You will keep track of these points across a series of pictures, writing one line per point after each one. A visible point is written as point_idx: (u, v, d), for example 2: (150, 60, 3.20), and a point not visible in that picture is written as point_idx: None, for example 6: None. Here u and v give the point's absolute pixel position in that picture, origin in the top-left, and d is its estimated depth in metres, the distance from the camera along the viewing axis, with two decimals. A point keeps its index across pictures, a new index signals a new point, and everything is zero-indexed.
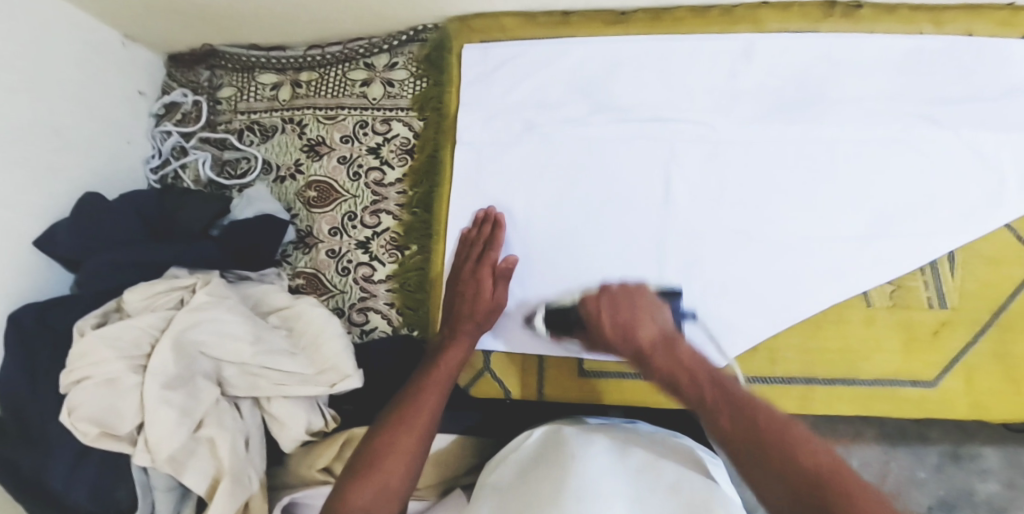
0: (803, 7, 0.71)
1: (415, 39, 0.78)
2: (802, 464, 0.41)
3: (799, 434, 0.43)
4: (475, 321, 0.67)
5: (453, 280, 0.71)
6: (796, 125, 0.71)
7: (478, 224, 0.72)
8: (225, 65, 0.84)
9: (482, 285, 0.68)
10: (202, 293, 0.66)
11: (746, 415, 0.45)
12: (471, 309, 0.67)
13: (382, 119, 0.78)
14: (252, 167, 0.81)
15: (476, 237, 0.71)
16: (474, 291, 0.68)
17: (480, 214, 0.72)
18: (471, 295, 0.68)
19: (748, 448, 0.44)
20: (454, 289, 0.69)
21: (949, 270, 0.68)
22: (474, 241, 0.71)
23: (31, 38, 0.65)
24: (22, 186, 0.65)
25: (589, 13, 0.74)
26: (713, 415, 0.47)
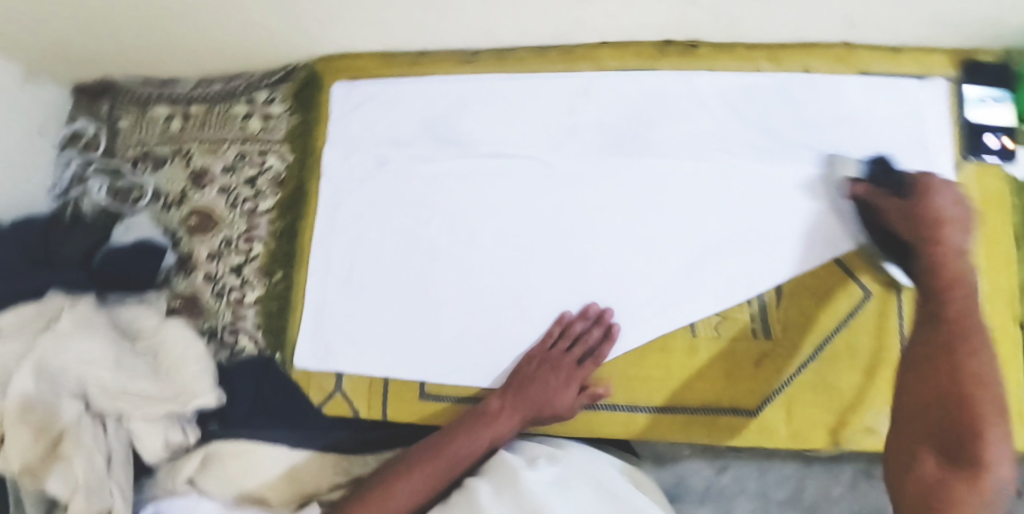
0: (638, 47, 0.73)
1: (289, 76, 0.83)
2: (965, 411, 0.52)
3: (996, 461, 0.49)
4: (535, 416, 0.69)
5: (535, 365, 0.70)
6: (632, 156, 0.73)
7: (585, 320, 0.71)
8: (123, 97, 0.90)
9: (562, 385, 0.69)
10: (68, 319, 0.71)
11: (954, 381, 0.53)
12: (540, 402, 0.69)
13: (258, 151, 0.83)
14: (143, 195, 0.86)
15: (581, 330, 0.71)
16: (556, 390, 0.69)
17: (589, 309, 0.71)
18: (536, 388, 0.69)
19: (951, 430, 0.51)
20: (535, 376, 0.69)
21: (774, 299, 0.70)
22: (573, 337, 0.71)
23: None
24: None
25: (440, 53, 0.77)
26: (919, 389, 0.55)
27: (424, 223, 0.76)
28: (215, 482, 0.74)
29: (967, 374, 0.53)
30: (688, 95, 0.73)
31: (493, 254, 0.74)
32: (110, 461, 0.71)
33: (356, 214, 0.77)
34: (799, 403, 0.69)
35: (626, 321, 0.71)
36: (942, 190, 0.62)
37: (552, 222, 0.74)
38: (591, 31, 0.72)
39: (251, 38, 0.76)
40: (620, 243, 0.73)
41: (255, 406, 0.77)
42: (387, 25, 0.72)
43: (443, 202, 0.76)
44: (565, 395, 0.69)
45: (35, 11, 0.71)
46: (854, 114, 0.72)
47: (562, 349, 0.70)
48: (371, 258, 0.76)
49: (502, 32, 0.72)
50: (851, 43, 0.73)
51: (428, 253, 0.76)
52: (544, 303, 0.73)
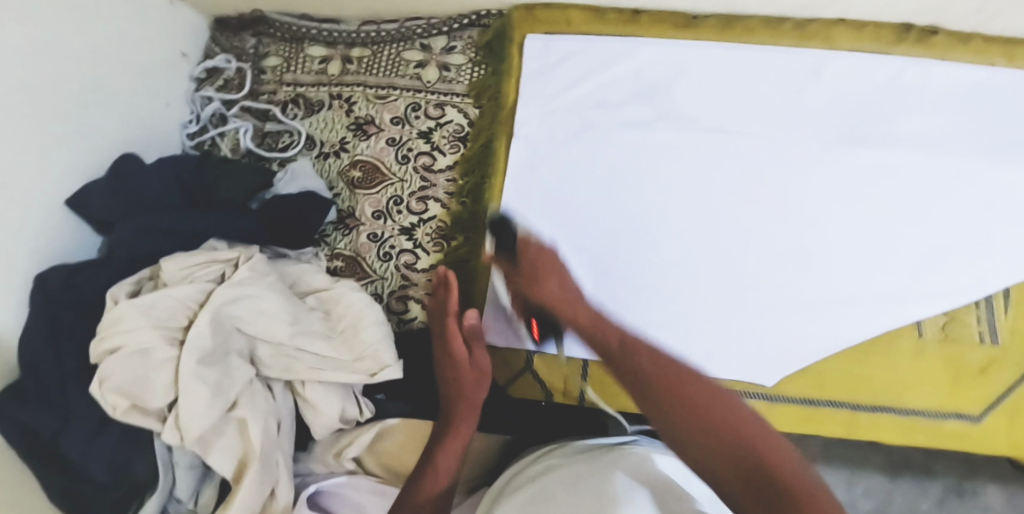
0: (878, 28, 0.70)
1: (476, 24, 0.75)
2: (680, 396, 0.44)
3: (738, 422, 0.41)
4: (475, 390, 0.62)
5: (441, 346, 0.65)
6: (865, 149, 0.70)
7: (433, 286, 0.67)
8: (273, 32, 0.81)
9: (460, 345, 0.64)
10: (245, 268, 0.63)
11: (638, 374, 0.48)
12: (456, 377, 0.63)
13: (435, 103, 0.75)
14: (296, 141, 0.78)
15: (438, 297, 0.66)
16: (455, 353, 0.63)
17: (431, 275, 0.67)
18: (455, 356, 0.63)
19: (686, 423, 0.42)
20: (442, 353, 0.65)
21: (1004, 304, 0.67)
22: (440, 307, 0.67)
23: None
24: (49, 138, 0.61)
25: (660, 13, 0.72)
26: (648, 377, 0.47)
27: (632, 197, 0.71)
28: (380, 461, 0.68)
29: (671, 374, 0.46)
30: (919, 85, 0.70)
31: (705, 234, 0.70)
32: (280, 427, 0.64)
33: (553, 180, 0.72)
34: (1022, 414, 0.66)
35: (845, 316, 0.67)
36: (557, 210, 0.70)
37: (765, 206, 0.70)
38: (836, 4, 0.68)
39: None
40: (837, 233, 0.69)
41: (431, 381, 0.71)
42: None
43: (650, 178, 0.71)
44: (477, 355, 0.64)
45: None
46: None
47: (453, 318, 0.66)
48: (567, 231, 0.71)
49: None
50: None
51: (633, 231, 0.71)
52: (761, 290, 0.69)
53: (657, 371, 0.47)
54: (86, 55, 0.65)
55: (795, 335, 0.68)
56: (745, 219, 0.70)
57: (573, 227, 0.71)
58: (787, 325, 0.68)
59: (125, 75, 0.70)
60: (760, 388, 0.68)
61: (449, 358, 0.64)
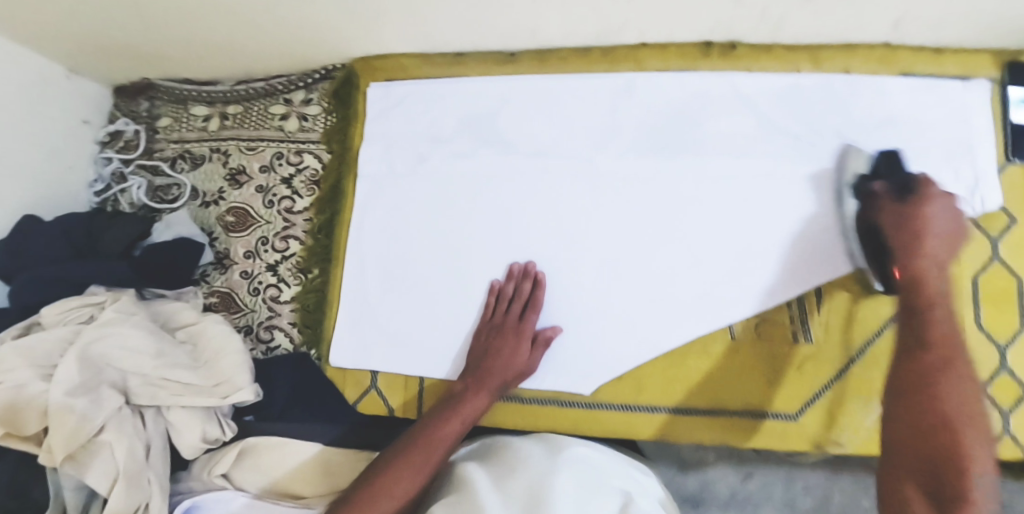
0: (681, 47, 0.74)
1: (327, 77, 0.84)
2: (951, 426, 0.55)
3: (948, 451, 0.54)
4: (504, 381, 0.70)
5: (493, 332, 0.72)
6: (682, 159, 0.74)
7: (518, 278, 0.74)
8: (162, 96, 0.91)
9: (520, 345, 0.71)
10: (109, 311, 0.71)
11: (943, 352, 0.58)
12: (504, 370, 0.70)
13: (295, 151, 0.84)
14: (182, 193, 0.88)
15: (512, 293, 0.73)
16: (512, 350, 0.70)
17: (521, 268, 0.74)
18: (501, 352, 0.70)
19: (932, 462, 0.54)
20: (493, 342, 0.71)
21: (817, 301, 0.69)
22: (513, 297, 0.73)
23: None
24: None
25: (482, 54, 0.78)
26: (950, 439, 0.55)
27: (466, 220, 0.77)
28: (252, 475, 0.74)
29: (941, 419, 0.56)
30: (727, 96, 0.74)
31: (535, 252, 0.75)
32: (149, 450, 0.71)
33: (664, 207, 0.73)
34: (843, 405, 0.68)
35: (664, 322, 0.71)
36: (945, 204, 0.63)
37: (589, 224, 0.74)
38: (632, 31, 0.72)
39: (291, 38, 0.77)
40: (660, 246, 0.73)
41: (292, 401, 0.77)
42: (425, 24, 0.73)
43: (480, 204, 0.77)
44: (515, 354, 0.70)
45: (84, 10, 0.73)
46: (896, 118, 0.71)
47: (504, 311, 0.73)
48: (413, 255, 0.78)
49: (551, 29, 0.72)
50: (894, 44, 0.71)
51: (466, 255, 0.77)
52: (589, 305, 0.73)
53: (938, 319, 0.60)
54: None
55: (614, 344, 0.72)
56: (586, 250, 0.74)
57: (411, 252, 0.78)
58: (614, 334, 0.72)
59: (28, 150, 0.81)
60: (583, 397, 0.73)
61: (500, 356, 0.70)
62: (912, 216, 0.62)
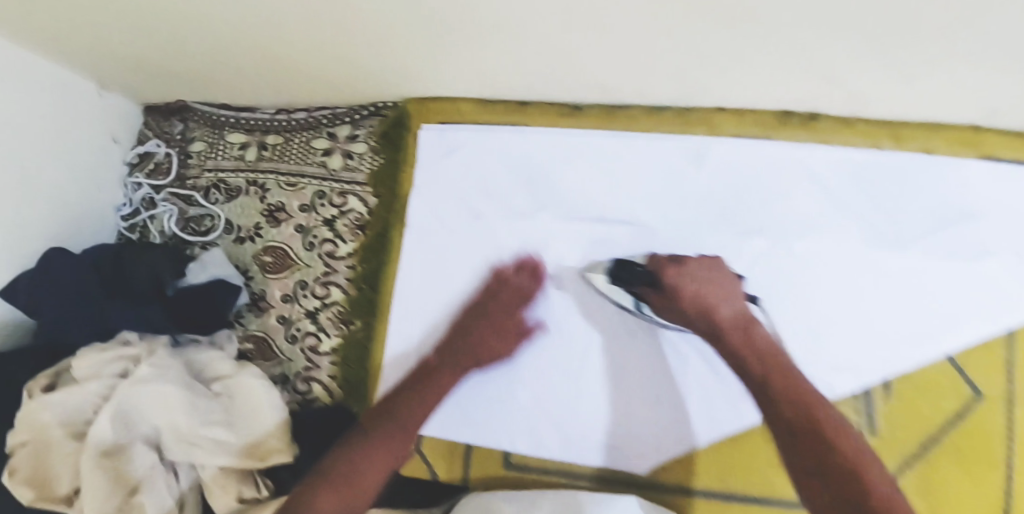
0: (758, 114, 0.70)
1: (376, 114, 0.79)
2: (870, 465, 0.58)
3: (847, 474, 0.57)
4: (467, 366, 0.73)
5: (478, 314, 0.74)
6: (745, 236, 0.71)
7: (519, 268, 0.74)
8: (196, 119, 0.86)
9: (502, 344, 0.73)
10: (144, 367, 0.67)
11: (807, 405, 0.61)
12: (482, 355, 0.73)
13: (339, 191, 0.80)
14: (216, 225, 0.83)
15: (514, 280, 0.74)
16: (488, 352, 0.73)
17: (525, 259, 0.74)
18: (480, 345, 0.73)
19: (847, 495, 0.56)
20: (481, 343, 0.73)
21: (881, 390, 0.68)
22: (509, 279, 0.74)
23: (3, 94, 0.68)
24: None
25: (544, 104, 0.74)
26: (809, 455, 0.59)
27: (519, 283, 0.74)
28: None
29: (834, 441, 0.59)
30: (802, 171, 0.71)
31: (590, 322, 0.72)
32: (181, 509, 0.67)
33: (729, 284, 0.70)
34: None
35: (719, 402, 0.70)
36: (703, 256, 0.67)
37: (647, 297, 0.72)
38: (710, 94, 0.68)
39: (337, 72, 0.73)
40: (682, 315, 0.71)
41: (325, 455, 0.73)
42: (487, 69, 0.69)
43: (536, 269, 0.74)
44: (502, 344, 0.73)
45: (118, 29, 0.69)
46: (978, 204, 0.67)
47: (506, 310, 0.73)
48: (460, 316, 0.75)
49: (624, 86, 0.69)
50: (981, 126, 0.65)
51: (515, 323, 0.73)
52: (643, 381, 0.71)
53: (750, 358, 0.63)
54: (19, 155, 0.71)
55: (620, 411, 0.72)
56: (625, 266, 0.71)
57: (456, 314, 0.75)
58: (670, 411, 0.70)
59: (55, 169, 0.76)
60: (639, 476, 0.71)
61: (487, 353, 0.73)
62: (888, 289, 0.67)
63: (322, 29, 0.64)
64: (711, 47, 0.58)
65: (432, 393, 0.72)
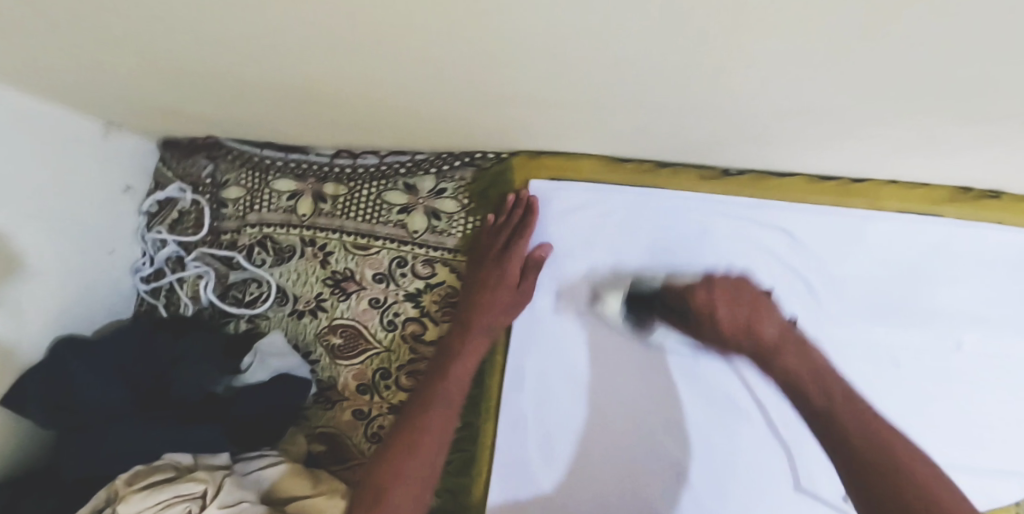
0: (930, 189, 0.61)
1: (470, 165, 0.65)
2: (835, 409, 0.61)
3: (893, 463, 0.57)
4: (495, 317, 0.63)
5: (472, 264, 0.64)
6: (907, 328, 0.63)
7: (508, 210, 0.64)
8: (230, 158, 0.70)
9: (506, 270, 0.62)
10: (215, 510, 0.52)
11: (805, 353, 0.63)
12: (490, 297, 0.62)
13: (424, 259, 0.66)
14: (265, 294, 0.68)
15: (505, 220, 0.64)
16: (496, 278, 0.62)
17: (511, 197, 0.64)
18: (484, 281, 0.62)
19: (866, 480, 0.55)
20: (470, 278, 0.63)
21: None
22: (501, 227, 0.64)
23: None
24: None
25: (688, 166, 0.62)
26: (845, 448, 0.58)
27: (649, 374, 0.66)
28: None
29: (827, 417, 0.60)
30: (971, 254, 0.62)
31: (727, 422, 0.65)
32: None
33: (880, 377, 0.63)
34: None
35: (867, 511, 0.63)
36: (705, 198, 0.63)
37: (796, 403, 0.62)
38: (886, 168, 0.59)
39: (430, 121, 0.59)
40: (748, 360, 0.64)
41: None
42: (626, 126, 0.57)
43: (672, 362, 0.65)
44: (500, 291, 0.62)
45: (145, 66, 0.52)
46: None
47: (490, 241, 0.64)
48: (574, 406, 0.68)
49: (788, 154, 0.58)
50: None
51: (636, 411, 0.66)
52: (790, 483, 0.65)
53: (786, 347, 0.63)
54: (11, 222, 0.55)
55: (672, 462, 0.66)
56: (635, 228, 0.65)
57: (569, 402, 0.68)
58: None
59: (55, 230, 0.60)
60: None
61: (482, 286, 0.62)
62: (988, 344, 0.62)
63: (429, 78, 0.51)
64: (924, 123, 0.49)
65: (461, 370, 0.63)
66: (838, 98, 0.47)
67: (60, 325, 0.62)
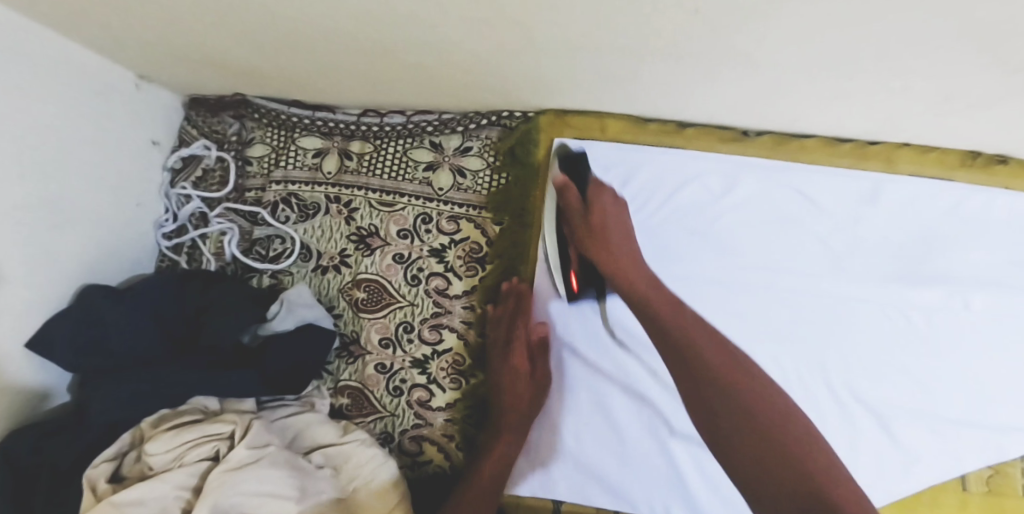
0: (943, 153, 0.64)
1: (496, 125, 0.67)
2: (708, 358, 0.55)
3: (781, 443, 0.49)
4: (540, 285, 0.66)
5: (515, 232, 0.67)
6: (920, 287, 0.65)
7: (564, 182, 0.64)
8: (256, 116, 0.71)
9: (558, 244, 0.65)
10: (242, 448, 0.53)
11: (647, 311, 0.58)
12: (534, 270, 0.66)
13: (449, 216, 0.67)
14: (289, 250, 0.69)
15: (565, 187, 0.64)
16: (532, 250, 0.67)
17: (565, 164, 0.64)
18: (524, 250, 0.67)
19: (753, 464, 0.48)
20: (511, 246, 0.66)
21: None
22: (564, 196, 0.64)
23: (22, 91, 0.52)
24: (17, 278, 0.53)
25: (709, 127, 0.65)
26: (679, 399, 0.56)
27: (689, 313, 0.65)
28: None
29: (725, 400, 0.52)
30: (978, 219, 0.65)
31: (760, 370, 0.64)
32: None
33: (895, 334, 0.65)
34: None
35: (894, 471, 0.64)
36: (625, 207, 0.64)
37: (805, 358, 0.65)
38: (903, 132, 0.61)
39: (460, 78, 0.60)
40: (775, 317, 0.65)
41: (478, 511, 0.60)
42: (657, 86, 0.58)
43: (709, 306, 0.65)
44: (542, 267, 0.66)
45: (184, 12, 0.52)
46: None
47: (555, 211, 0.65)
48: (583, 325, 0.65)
49: (813, 117, 0.60)
50: None
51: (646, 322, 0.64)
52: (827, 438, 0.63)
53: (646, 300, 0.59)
54: (44, 169, 0.55)
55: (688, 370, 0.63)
56: (555, 231, 0.65)
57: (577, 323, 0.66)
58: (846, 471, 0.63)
59: (82, 179, 0.59)
60: None
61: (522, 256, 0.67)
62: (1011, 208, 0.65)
63: (469, 31, 0.51)
64: (953, 83, 0.50)
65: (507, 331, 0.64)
66: (880, 54, 0.47)
67: (86, 273, 0.61)
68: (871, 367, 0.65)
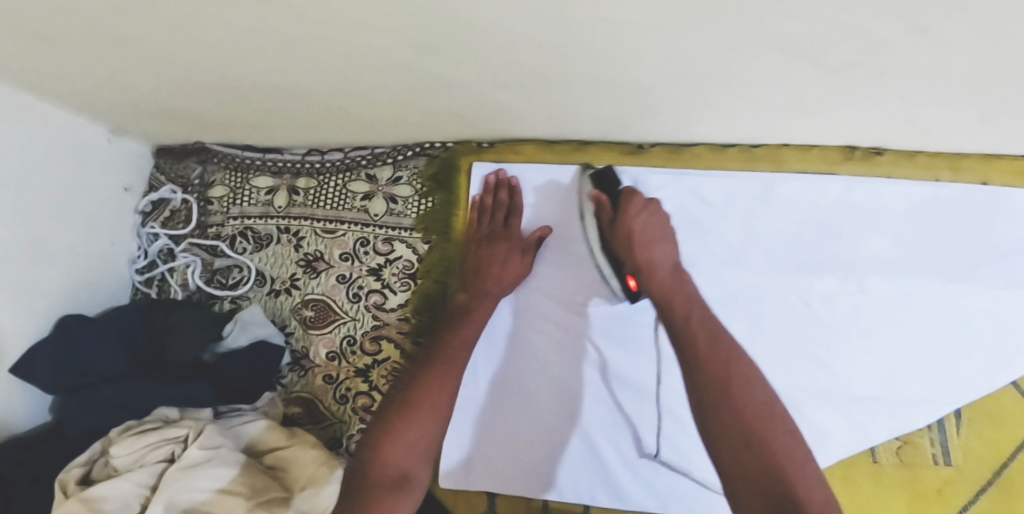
0: (823, 149, 0.68)
1: (421, 155, 0.75)
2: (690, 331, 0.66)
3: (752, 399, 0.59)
4: (501, 287, 0.71)
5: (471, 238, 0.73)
6: (816, 277, 0.70)
7: (493, 190, 0.74)
8: (216, 161, 0.80)
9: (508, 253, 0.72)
10: (195, 449, 0.60)
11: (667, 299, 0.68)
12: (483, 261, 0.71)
13: (383, 238, 0.75)
14: (245, 277, 0.77)
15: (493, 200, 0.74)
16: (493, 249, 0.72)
17: (492, 178, 0.74)
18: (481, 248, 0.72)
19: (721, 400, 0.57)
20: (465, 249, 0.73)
21: (955, 425, 0.68)
22: (492, 209, 0.74)
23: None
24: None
25: (607, 144, 0.72)
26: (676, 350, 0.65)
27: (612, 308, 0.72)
28: None
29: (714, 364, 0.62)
30: (868, 206, 0.70)
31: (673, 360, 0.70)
32: None
33: (796, 320, 0.70)
34: None
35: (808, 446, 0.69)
36: (654, 218, 0.71)
37: None
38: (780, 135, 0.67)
39: (382, 115, 0.68)
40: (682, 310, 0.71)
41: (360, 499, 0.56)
42: (552, 110, 0.65)
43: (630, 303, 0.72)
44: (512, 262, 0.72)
45: (132, 74, 0.60)
46: None
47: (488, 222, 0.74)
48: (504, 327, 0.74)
49: (695, 127, 0.66)
50: None
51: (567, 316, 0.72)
52: None
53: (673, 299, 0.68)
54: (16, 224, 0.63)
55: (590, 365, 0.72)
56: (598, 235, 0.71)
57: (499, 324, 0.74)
58: None
59: (58, 225, 0.68)
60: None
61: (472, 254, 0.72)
62: (898, 192, 0.69)
63: (372, 77, 0.59)
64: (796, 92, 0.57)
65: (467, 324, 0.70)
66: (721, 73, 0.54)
67: (65, 307, 0.70)
68: (775, 352, 0.70)
